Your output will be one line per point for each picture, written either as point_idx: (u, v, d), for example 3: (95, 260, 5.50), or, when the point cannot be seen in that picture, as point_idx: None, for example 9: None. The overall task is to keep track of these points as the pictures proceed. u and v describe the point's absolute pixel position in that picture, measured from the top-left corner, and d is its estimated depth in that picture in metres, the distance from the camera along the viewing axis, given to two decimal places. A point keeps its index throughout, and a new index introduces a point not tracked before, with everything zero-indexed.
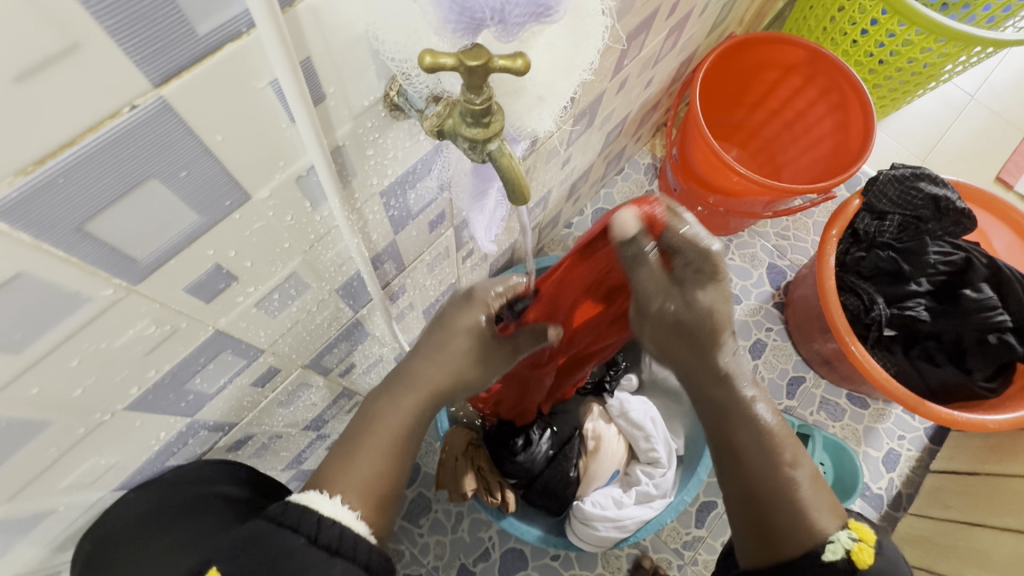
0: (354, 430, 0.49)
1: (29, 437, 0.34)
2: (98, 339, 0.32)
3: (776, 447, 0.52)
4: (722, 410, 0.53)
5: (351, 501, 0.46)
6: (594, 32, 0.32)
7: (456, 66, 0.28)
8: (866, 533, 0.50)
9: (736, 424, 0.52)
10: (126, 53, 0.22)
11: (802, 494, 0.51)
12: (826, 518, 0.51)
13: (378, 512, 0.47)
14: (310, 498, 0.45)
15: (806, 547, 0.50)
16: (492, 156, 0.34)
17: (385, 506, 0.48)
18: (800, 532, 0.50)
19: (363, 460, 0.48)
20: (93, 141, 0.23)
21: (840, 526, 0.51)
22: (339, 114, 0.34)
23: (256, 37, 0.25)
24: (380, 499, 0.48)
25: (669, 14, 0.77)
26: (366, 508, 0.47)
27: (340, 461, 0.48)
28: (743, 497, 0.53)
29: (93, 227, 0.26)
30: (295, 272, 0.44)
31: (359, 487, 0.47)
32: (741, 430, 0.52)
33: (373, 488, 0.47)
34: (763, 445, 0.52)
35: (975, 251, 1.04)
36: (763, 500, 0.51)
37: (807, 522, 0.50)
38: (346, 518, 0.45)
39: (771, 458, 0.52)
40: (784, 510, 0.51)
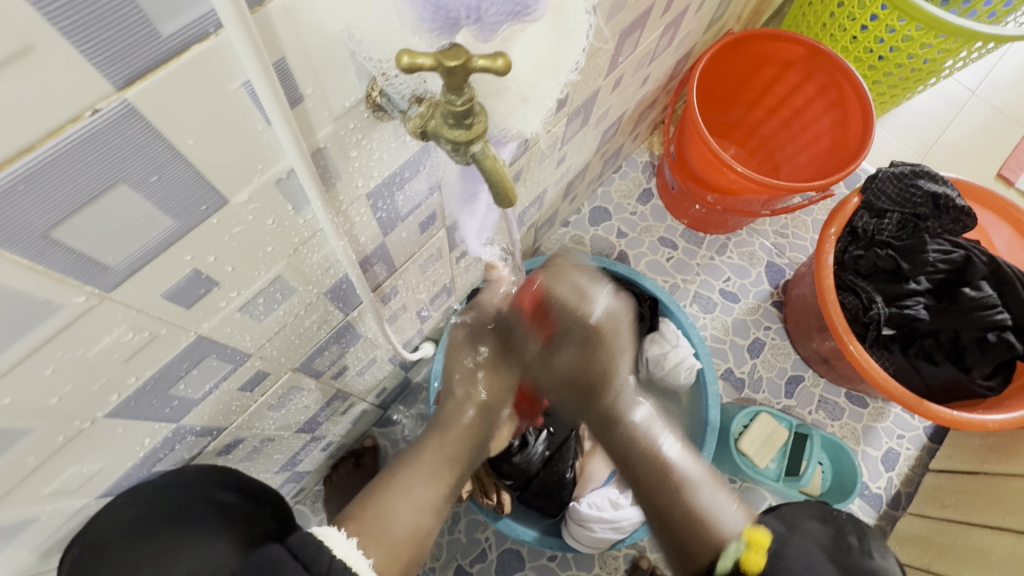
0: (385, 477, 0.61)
1: (5, 446, 0.34)
2: (74, 347, 0.32)
3: (666, 462, 0.62)
4: (622, 441, 0.64)
5: (369, 549, 0.53)
6: (578, 32, 0.31)
7: (434, 66, 0.27)
8: (761, 537, 0.55)
9: (634, 449, 0.63)
10: (85, 56, 0.21)
11: (699, 505, 0.59)
12: (726, 527, 0.57)
13: (391, 562, 0.55)
14: (327, 535, 0.50)
15: (712, 553, 0.56)
16: (476, 158, 0.34)
17: (399, 556, 0.56)
18: (708, 541, 0.56)
19: (386, 508, 0.57)
20: (55, 147, 0.22)
21: (740, 533, 0.56)
22: (319, 116, 0.33)
23: (225, 38, 0.24)
24: (394, 551, 0.56)
25: (664, 11, 0.76)
26: (382, 558, 0.54)
27: (367, 506, 0.57)
28: (659, 516, 0.61)
29: (59, 233, 0.26)
30: (279, 276, 0.43)
31: (377, 536, 0.55)
32: (635, 451, 0.63)
33: (389, 539, 0.56)
34: (655, 463, 0.62)
35: (975, 249, 1.02)
36: (671, 517, 0.59)
37: (711, 531, 0.57)
38: (359, 565, 0.49)
39: (665, 475, 0.61)
40: (688, 522, 0.58)
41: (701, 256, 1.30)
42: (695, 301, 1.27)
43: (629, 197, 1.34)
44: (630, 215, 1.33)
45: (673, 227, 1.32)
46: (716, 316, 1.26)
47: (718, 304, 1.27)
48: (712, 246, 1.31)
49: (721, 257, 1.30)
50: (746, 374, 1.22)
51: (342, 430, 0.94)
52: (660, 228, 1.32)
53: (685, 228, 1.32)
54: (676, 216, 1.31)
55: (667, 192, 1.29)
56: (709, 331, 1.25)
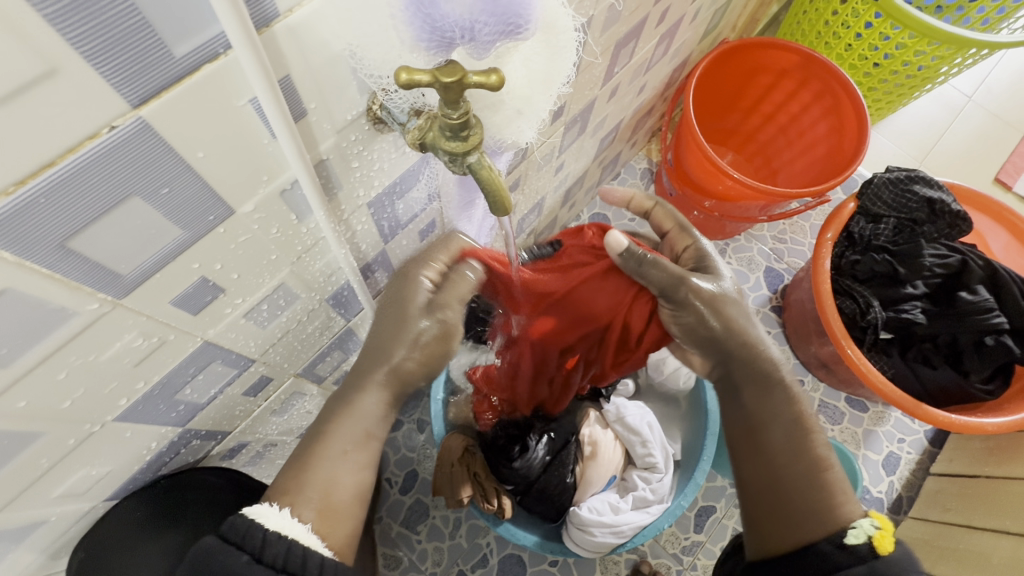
0: (313, 436, 0.48)
1: (19, 448, 0.35)
2: (85, 353, 0.33)
3: (808, 432, 0.53)
4: (761, 379, 0.56)
5: (303, 515, 0.44)
6: (568, 47, 0.32)
7: (431, 82, 0.29)
8: (889, 523, 0.47)
9: (773, 394, 0.55)
10: (103, 74, 0.22)
11: (829, 473, 0.51)
12: (852, 505, 0.49)
13: (334, 523, 0.45)
14: (259, 513, 0.42)
15: (829, 530, 0.48)
16: (473, 167, 0.35)
17: (344, 515, 0.46)
18: (824, 513, 0.49)
19: (318, 466, 0.46)
20: (74, 162, 0.24)
21: (865, 516, 0.48)
22: (322, 129, 0.34)
23: (234, 58, 0.26)
24: (335, 508, 0.45)
25: (659, 21, 0.77)
26: (321, 520, 0.44)
27: (291, 469, 0.46)
28: (767, 477, 0.52)
29: (75, 244, 0.27)
30: (283, 283, 0.44)
31: (314, 496, 0.45)
32: (772, 407, 0.54)
33: (328, 498, 0.45)
34: (793, 416, 0.53)
35: (971, 254, 1.04)
36: (783, 481, 0.51)
37: (833, 507, 0.49)
38: (296, 532, 0.42)
39: (799, 438, 0.53)
40: (811, 489, 0.50)
41: None
42: None
43: None
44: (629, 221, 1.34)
45: None
46: None
47: None
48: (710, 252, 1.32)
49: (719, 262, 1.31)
50: None
51: None
52: None
53: None
54: None
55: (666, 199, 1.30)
56: None
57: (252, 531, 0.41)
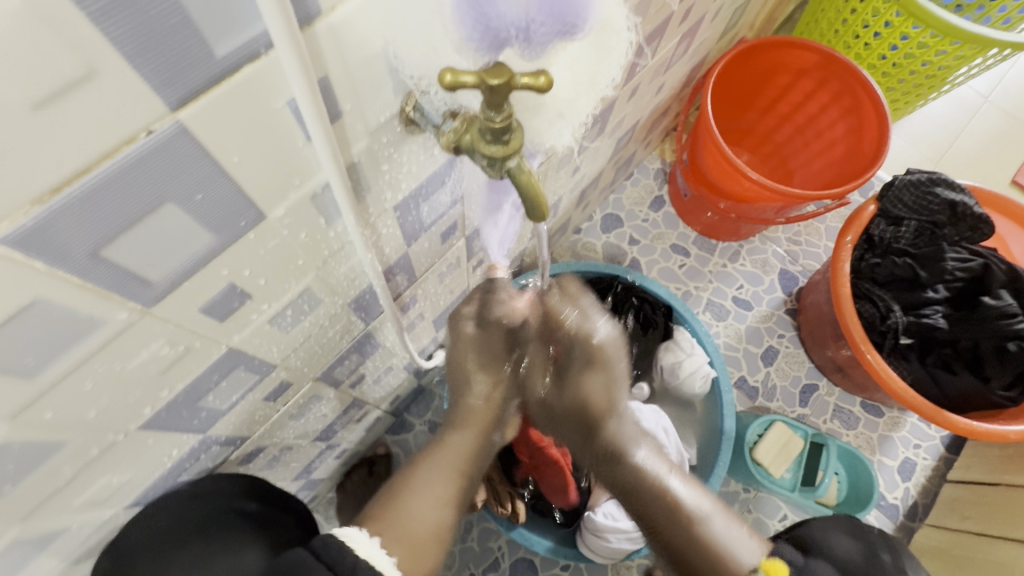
0: (401, 480, 0.58)
1: (43, 459, 0.34)
2: (113, 361, 0.32)
3: (676, 505, 0.59)
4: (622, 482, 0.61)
5: (390, 547, 0.52)
6: (619, 47, 0.31)
7: (477, 83, 0.27)
8: (776, 567, 0.53)
9: (639, 494, 0.60)
10: (144, 77, 0.21)
11: (714, 539, 0.56)
12: (742, 559, 0.55)
13: (413, 560, 0.53)
14: (349, 537, 0.49)
15: None
16: (511, 172, 0.34)
17: (424, 553, 0.54)
18: (723, 573, 0.55)
19: (407, 505, 0.56)
20: (109, 168, 0.23)
21: (757, 567, 0.54)
22: (355, 131, 0.33)
23: (275, 57, 0.24)
24: (417, 546, 0.54)
25: (681, 20, 0.76)
26: (404, 556, 0.52)
27: (382, 505, 0.56)
28: (672, 563, 0.58)
29: (107, 252, 0.26)
30: (308, 288, 0.43)
31: (398, 534, 0.53)
32: (641, 497, 0.60)
33: (410, 535, 0.54)
34: (663, 508, 0.59)
35: (993, 257, 1.01)
36: (684, 561, 0.57)
37: (729, 567, 0.55)
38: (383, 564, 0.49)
39: (675, 517, 0.58)
40: (701, 559, 0.56)
41: (714, 263, 1.30)
42: (708, 308, 1.26)
43: (640, 204, 1.34)
44: (642, 221, 1.33)
45: (685, 235, 1.32)
46: (729, 323, 1.26)
47: (731, 312, 1.26)
48: (724, 253, 1.30)
49: (734, 264, 1.30)
50: (760, 382, 1.21)
51: (356, 437, 0.93)
52: (672, 235, 1.32)
53: (697, 235, 1.31)
54: (689, 223, 1.31)
55: (680, 200, 1.29)
56: (722, 339, 1.24)
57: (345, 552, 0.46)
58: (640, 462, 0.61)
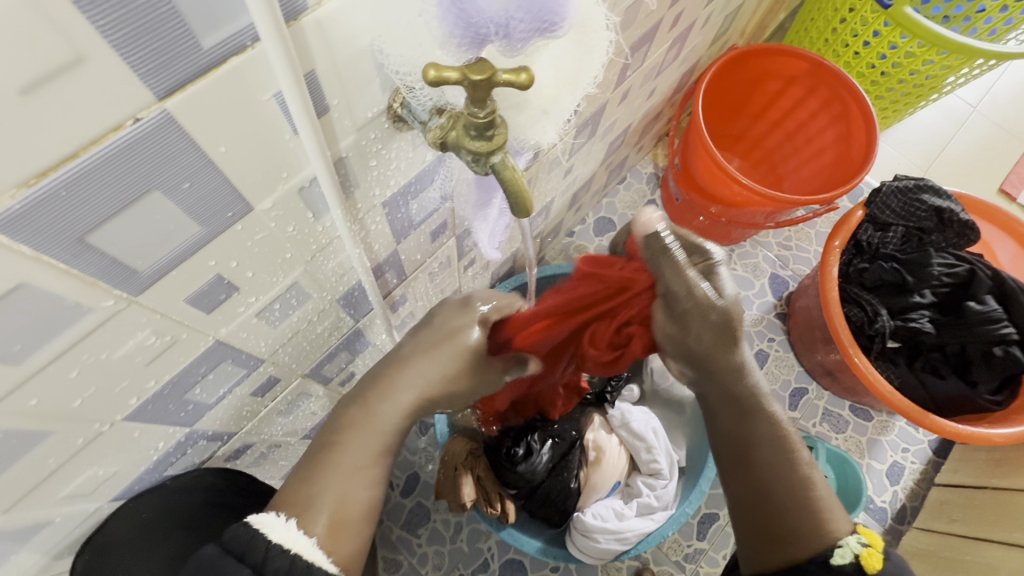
0: (324, 442, 0.46)
1: (27, 448, 0.34)
2: (98, 351, 0.32)
3: (790, 446, 0.50)
4: (738, 403, 0.50)
5: (308, 527, 0.42)
6: (600, 47, 0.32)
7: (460, 79, 0.28)
8: (875, 539, 0.48)
9: (752, 417, 0.50)
10: (132, 66, 0.22)
11: (812, 490, 0.50)
12: (838, 520, 0.49)
13: (342, 538, 0.44)
14: (264, 522, 0.42)
15: (815, 550, 0.48)
16: (496, 168, 0.34)
17: (352, 530, 0.44)
18: (815, 533, 0.48)
19: (329, 472, 0.45)
20: (96, 154, 0.23)
21: (852, 531, 0.48)
22: (342, 126, 0.34)
23: (261, 51, 0.25)
24: (344, 525, 0.44)
25: (672, 26, 0.77)
26: (328, 534, 0.43)
27: (300, 478, 0.45)
28: (759, 503, 0.50)
29: (94, 238, 0.26)
30: (296, 282, 0.44)
31: (319, 509, 0.43)
32: (756, 424, 0.50)
33: (336, 509, 0.44)
34: (773, 440, 0.50)
35: (979, 264, 1.03)
36: (771, 505, 0.49)
37: (823, 526, 0.48)
38: (300, 546, 0.41)
39: (785, 454, 0.50)
40: (791, 500, 0.49)
41: None
42: None
43: (633, 208, 1.35)
44: None
45: None
46: None
47: None
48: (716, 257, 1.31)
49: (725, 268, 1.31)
50: None
51: None
52: None
53: None
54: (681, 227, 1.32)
55: (672, 204, 1.30)
56: None
57: (255, 544, 0.40)
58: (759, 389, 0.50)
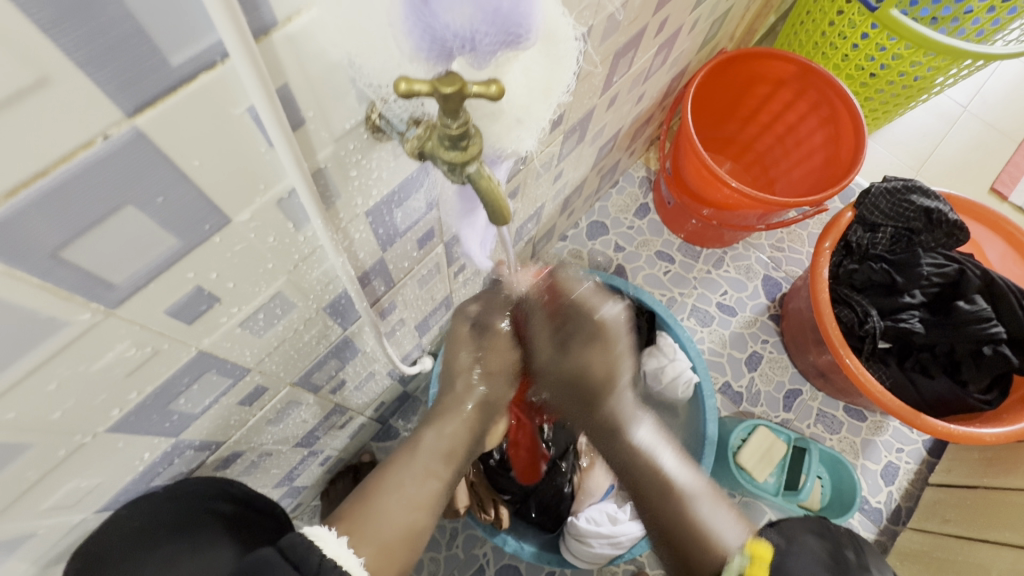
0: (375, 478, 0.61)
1: (9, 459, 0.34)
2: (77, 363, 0.33)
3: (668, 482, 0.61)
4: (622, 462, 0.63)
5: (357, 548, 0.54)
6: (569, 56, 0.33)
7: (430, 92, 0.28)
8: (762, 551, 0.52)
9: (633, 467, 0.62)
10: (98, 83, 0.22)
11: (700, 517, 0.58)
12: (728, 537, 0.56)
13: (385, 562, 0.56)
14: (318, 535, 0.52)
15: (715, 567, 0.54)
16: (472, 177, 0.35)
17: (395, 556, 0.57)
18: (709, 556, 0.55)
19: (378, 504, 0.59)
20: (66, 171, 0.23)
21: (741, 548, 0.54)
22: (320, 137, 0.34)
23: (231, 66, 0.25)
24: (387, 550, 0.56)
25: (658, 32, 0.77)
26: (373, 557, 0.55)
27: (355, 507, 0.58)
28: (665, 542, 0.59)
29: (67, 253, 0.27)
30: (279, 292, 0.44)
31: (368, 534, 0.56)
32: (637, 471, 0.62)
33: (381, 538, 0.56)
34: (654, 480, 0.61)
35: (968, 263, 1.03)
36: (671, 537, 0.59)
37: (712, 546, 0.56)
38: (347, 562, 0.52)
39: (667, 492, 0.60)
40: (687, 537, 0.57)
41: (698, 269, 1.31)
42: (692, 314, 1.28)
43: (626, 211, 1.36)
44: (628, 228, 1.34)
45: (670, 241, 1.33)
46: (713, 329, 1.27)
47: (715, 318, 1.28)
48: (709, 260, 1.32)
49: (718, 270, 1.31)
50: (744, 388, 1.22)
51: (341, 444, 0.94)
52: (657, 242, 1.33)
53: (682, 242, 1.33)
54: (673, 230, 1.33)
55: (664, 207, 1.30)
56: (707, 345, 1.25)
57: (311, 553, 0.48)
58: (638, 439, 0.62)
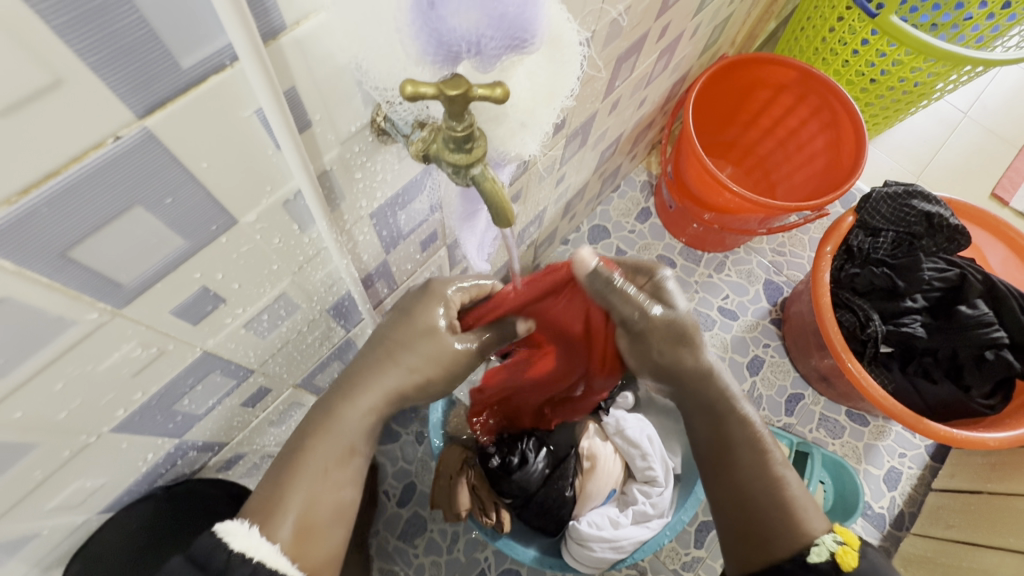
0: (295, 445, 0.49)
1: (14, 459, 0.34)
2: (84, 363, 0.33)
3: (764, 450, 0.56)
4: (718, 414, 0.57)
5: (273, 534, 0.45)
6: (573, 61, 0.33)
7: (437, 95, 0.29)
8: (852, 539, 0.51)
9: (730, 423, 0.57)
10: (110, 86, 0.22)
11: (790, 494, 0.55)
12: (814, 522, 0.53)
13: (307, 545, 0.46)
14: (228, 530, 0.44)
15: (795, 548, 0.52)
16: (476, 180, 0.35)
17: (319, 538, 0.47)
18: (791, 534, 0.53)
19: (295, 483, 0.47)
20: (77, 173, 0.24)
21: (828, 531, 0.53)
22: (326, 140, 0.34)
23: (240, 70, 0.26)
24: (310, 531, 0.46)
25: (659, 37, 0.78)
26: (292, 542, 0.45)
27: (271, 486, 0.47)
28: (737, 502, 0.56)
29: (77, 253, 0.27)
30: (284, 293, 0.44)
31: (288, 516, 0.46)
32: (735, 430, 0.56)
33: (304, 518, 0.46)
34: (747, 439, 0.56)
35: (970, 268, 1.04)
36: (751, 500, 0.55)
37: (799, 525, 0.53)
38: (262, 553, 0.43)
39: (759, 457, 0.56)
40: (773, 507, 0.54)
41: (700, 273, 1.31)
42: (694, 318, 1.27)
43: (627, 215, 1.36)
44: (629, 232, 1.34)
45: (672, 245, 1.33)
46: (715, 333, 1.27)
47: (717, 322, 1.28)
48: (710, 264, 1.32)
49: (719, 274, 1.31)
50: (746, 392, 1.22)
51: None
52: (658, 245, 1.33)
53: (683, 246, 1.33)
54: (675, 234, 1.33)
55: (666, 211, 1.31)
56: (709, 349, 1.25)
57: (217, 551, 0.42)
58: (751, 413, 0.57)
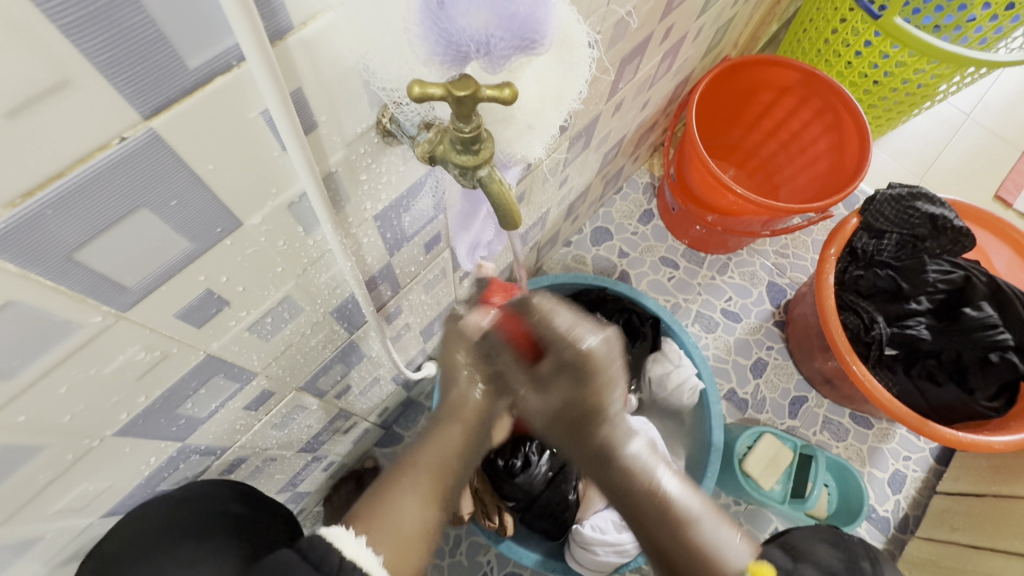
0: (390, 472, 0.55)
1: (18, 463, 0.34)
2: (88, 366, 0.33)
3: (665, 499, 0.53)
4: (613, 475, 0.54)
5: (376, 547, 0.50)
6: (582, 63, 0.33)
7: (444, 96, 0.28)
8: (764, 571, 0.50)
9: (626, 483, 0.54)
10: (117, 87, 0.22)
11: (702, 538, 0.52)
12: (729, 559, 0.52)
13: (401, 559, 0.51)
14: (336, 536, 0.49)
15: None
16: (482, 181, 0.35)
17: (411, 554, 0.52)
18: None
19: (393, 503, 0.53)
20: (82, 174, 0.24)
21: (742, 568, 0.51)
22: (331, 142, 0.34)
23: (246, 70, 0.25)
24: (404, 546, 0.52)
25: (663, 38, 0.78)
26: (390, 555, 0.50)
27: (370, 505, 0.53)
28: (659, 558, 0.54)
29: (82, 255, 0.27)
30: (288, 296, 0.44)
31: (383, 532, 0.51)
32: (632, 489, 0.54)
33: (395, 536, 0.51)
34: (650, 499, 0.53)
35: (974, 270, 1.03)
36: (670, 558, 0.52)
37: (716, 570, 0.51)
38: (368, 563, 0.48)
39: (665, 510, 0.53)
40: (687, 560, 0.52)
41: (703, 275, 1.31)
42: (697, 321, 1.27)
43: (630, 217, 1.36)
44: (632, 234, 1.34)
45: (674, 247, 1.33)
46: (718, 335, 1.26)
47: (720, 324, 1.27)
48: (713, 266, 1.32)
49: (722, 276, 1.31)
50: (749, 394, 1.21)
51: (344, 449, 0.93)
52: (660, 247, 1.33)
53: (686, 248, 1.33)
54: (677, 236, 1.32)
55: (668, 213, 1.30)
56: (712, 351, 1.25)
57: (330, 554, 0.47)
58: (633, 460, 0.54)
